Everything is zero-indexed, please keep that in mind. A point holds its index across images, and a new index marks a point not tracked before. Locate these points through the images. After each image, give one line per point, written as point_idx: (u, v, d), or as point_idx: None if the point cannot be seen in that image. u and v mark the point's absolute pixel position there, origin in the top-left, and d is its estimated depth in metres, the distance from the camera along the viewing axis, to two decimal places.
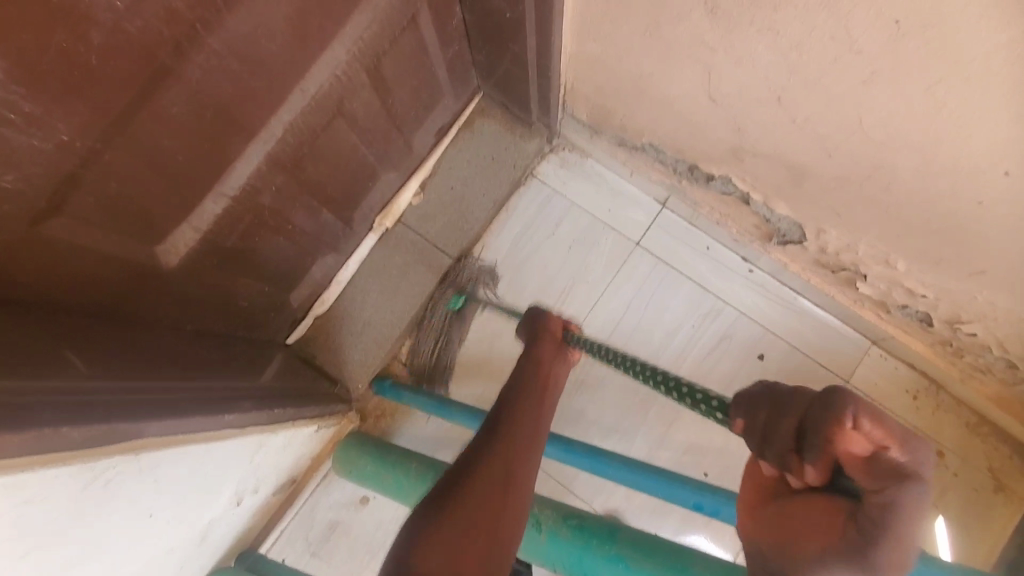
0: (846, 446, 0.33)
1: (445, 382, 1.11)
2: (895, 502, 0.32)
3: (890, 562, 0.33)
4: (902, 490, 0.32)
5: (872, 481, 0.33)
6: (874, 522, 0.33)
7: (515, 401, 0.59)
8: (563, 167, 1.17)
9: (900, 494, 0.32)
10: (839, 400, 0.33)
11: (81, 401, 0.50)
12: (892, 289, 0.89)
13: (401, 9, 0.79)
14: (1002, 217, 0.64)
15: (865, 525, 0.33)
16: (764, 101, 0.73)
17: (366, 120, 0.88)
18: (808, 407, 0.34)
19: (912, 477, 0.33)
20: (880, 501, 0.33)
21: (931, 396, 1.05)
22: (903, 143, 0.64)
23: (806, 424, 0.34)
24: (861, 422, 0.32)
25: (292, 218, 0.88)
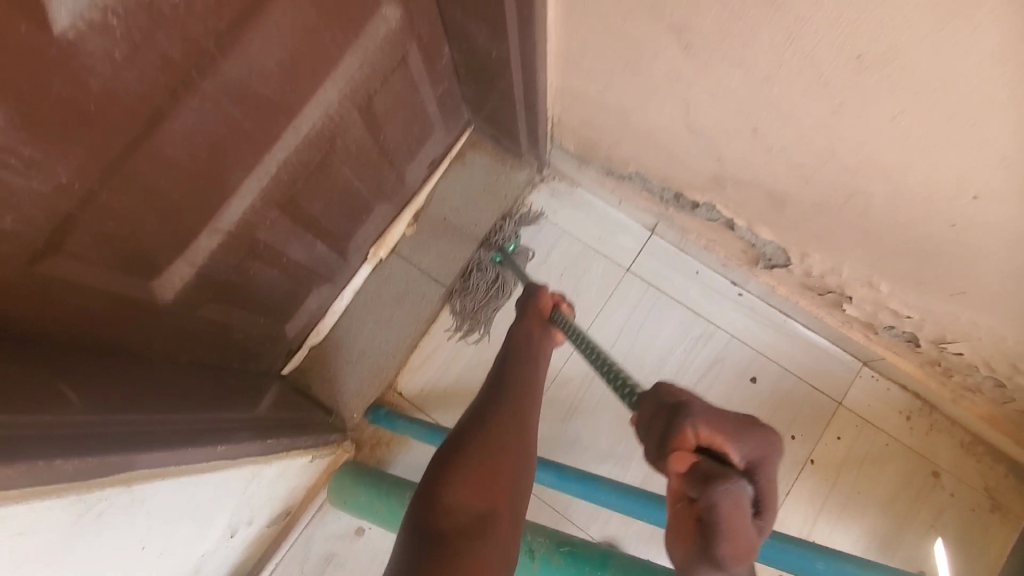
0: (679, 459, 0.49)
1: (478, 332, 1.13)
2: (714, 503, 0.46)
3: (726, 543, 0.46)
4: (718, 493, 0.45)
5: (706, 481, 0.47)
6: (708, 520, 0.46)
7: (508, 372, 0.68)
8: (552, 198, 1.19)
9: (718, 497, 0.45)
10: (684, 423, 0.50)
11: (73, 434, 0.51)
12: (878, 310, 0.91)
13: (392, 51, 0.83)
14: (973, 238, 0.66)
15: (710, 522, 0.46)
16: (740, 132, 0.75)
17: (359, 156, 0.91)
18: (668, 424, 0.52)
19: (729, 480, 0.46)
20: (707, 504, 0.46)
21: (924, 417, 1.05)
22: (874, 169, 0.66)
23: (664, 435, 0.51)
24: (696, 434, 0.50)
25: (287, 250, 0.90)
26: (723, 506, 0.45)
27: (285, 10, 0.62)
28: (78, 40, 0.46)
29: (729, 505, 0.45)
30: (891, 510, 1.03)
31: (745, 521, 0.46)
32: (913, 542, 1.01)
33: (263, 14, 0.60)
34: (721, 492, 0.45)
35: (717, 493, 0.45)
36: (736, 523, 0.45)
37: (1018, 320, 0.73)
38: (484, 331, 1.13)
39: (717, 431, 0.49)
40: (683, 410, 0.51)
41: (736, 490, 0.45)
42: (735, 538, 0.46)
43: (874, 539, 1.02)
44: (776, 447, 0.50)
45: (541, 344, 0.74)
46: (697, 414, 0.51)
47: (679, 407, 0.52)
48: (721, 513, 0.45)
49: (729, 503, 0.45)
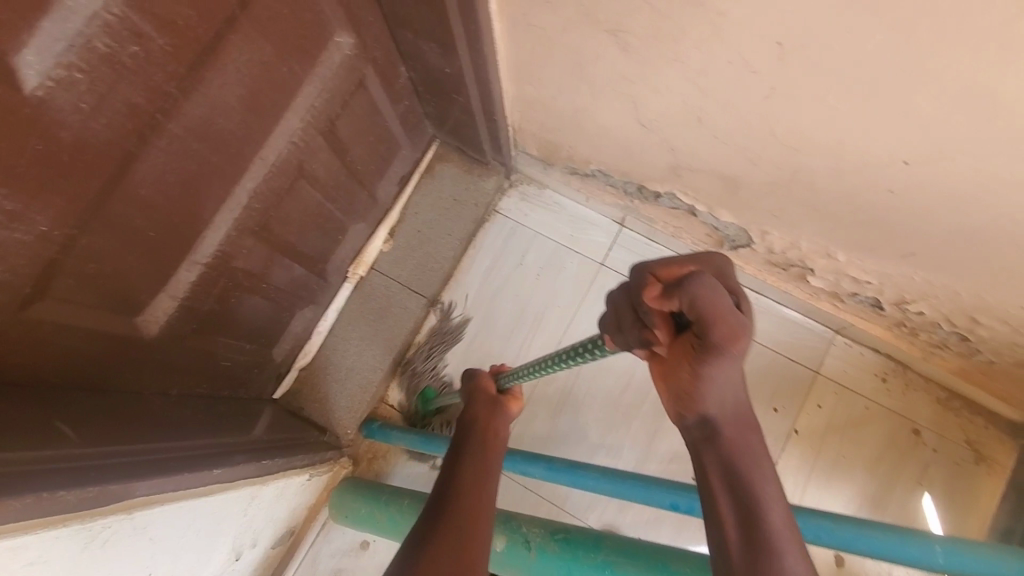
0: (650, 295, 0.47)
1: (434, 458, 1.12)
2: (697, 298, 0.44)
3: (726, 335, 0.45)
4: (694, 288, 0.43)
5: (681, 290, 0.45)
6: (702, 321, 0.44)
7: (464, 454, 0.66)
8: (520, 215, 1.22)
9: (697, 291, 0.43)
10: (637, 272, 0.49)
11: (73, 466, 0.53)
12: (840, 279, 0.94)
13: (348, 76, 0.86)
14: (910, 201, 0.70)
15: (702, 322, 0.44)
16: (686, 122, 0.79)
17: (327, 179, 0.94)
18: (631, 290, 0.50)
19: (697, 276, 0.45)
20: (691, 303, 0.44)
21: (899, 377, 1.09)
22: (812, 146, 0.70)
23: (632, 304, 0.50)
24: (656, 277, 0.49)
25: (266, 276, 0.93)
26: (704, 297, 0.43)
27: (240, 48, 0.65)
28: (47, 96, 0.49)
29: (707, 293, 0.43)
30: (878, 470, 1.06)
31: (728, 306, 0.44)
32: (902, 498, 1.05)
33: (219, 54, 0.63)
34: (695, 282, 0.44)
35: (694, 287, 0.43)
36: (724, 308, 0.44)
37: (967, 274, 0.77)
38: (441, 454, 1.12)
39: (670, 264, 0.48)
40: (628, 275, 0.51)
41: (706, 277, 0.44)
42: (728, 321, 0.44)
43: (864, 499, 1.05)
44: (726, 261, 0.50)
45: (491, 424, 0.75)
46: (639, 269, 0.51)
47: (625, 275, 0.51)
48: (706, 305, 0.44)
49: (706, 289, 0.43)
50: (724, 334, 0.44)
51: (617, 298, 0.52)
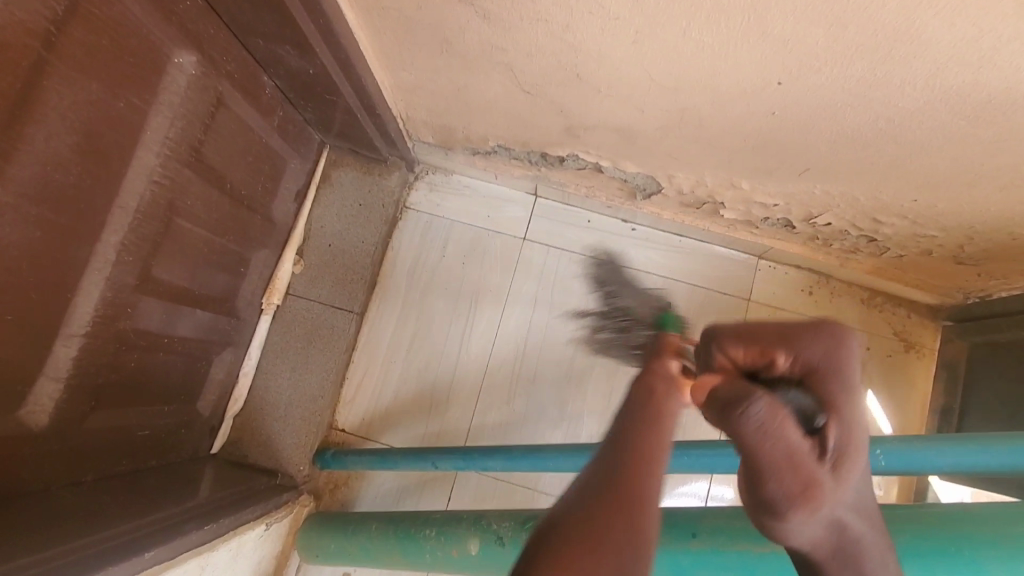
0: (702, 392, 0.40)
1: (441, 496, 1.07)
2: (740, 431, 0.36)
3: (782, 482, 0.36)
4: (737, 417, 0.36)
5: (724, 412, 0.37)
6: (749, 459, 0.36)
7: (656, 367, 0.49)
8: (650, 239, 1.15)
9: (741, 421, 0.35)
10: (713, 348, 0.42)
11: None
12: (750, 207, 0.96)
13: (202, 97, 0.78)
14: (792, 119, 0.70)
15: (749, 458, 0.36)
16: (567, 80, 0.76)
17: (209, 212, 0.87)
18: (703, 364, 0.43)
19: (750, 394, 0.36)
20: (731, 434, 0.36)
21: (823, 287, 1.13)
22: (692, 83, 0.69)
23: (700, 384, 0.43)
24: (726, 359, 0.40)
25: (166, 330, 0.85)
26: (751, 433, 0.35)
27: (60, 93, 0.58)
28: None
29: (760, 438, 0.35)
30: None
31: (790, 446, 0.35)
32: None
33: (35, 104, 0.56)
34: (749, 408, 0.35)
35: (736, 412, 0.36)
36: (779, 452, 0.35)
37: (861, 180, 0.79)
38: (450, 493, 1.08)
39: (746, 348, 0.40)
40: (711, 337, 0.43)
41: (767, 406, 0.35)
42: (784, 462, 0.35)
43: None
44: (833, 349, 0.40)
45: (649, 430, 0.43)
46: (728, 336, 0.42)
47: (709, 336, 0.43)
48: (751, 441, 0.35)
49: (757, 431, 0.35)
50: (783, 481, 0.36)
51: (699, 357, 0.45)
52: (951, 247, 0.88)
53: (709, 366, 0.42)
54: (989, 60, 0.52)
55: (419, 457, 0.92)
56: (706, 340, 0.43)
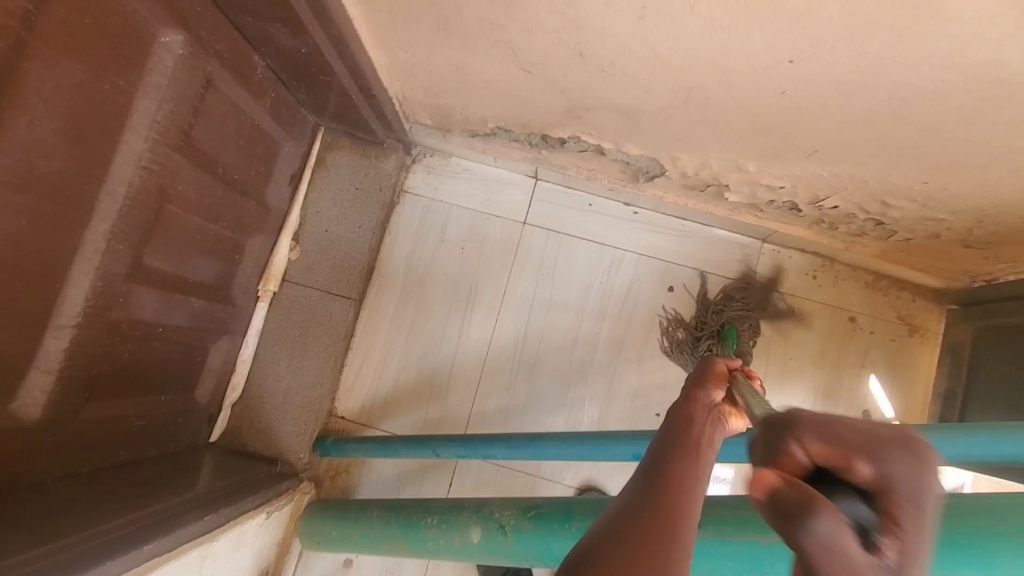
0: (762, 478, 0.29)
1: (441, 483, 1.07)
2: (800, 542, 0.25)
3: None
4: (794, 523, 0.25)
5: (781, 512, 0.26)
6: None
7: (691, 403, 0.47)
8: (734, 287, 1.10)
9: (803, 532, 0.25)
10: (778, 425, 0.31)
11: None
12: (755, 190, 0.93)
13: (191, 78, 0.76)
14: (802, 99, 0.68)
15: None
16: (569, 59, 0.74)
17: (201, 197, 0.84)
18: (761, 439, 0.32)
19: (817, 502, 0.25)
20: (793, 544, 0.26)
21: (828, 270, 1.11)
22: (699, 62, 0.66)
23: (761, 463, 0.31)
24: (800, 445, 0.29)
25: (160, 319, 0.83)
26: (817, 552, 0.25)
27: (42, 76, 0.55)
28: None
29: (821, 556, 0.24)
30: (823, 365, 1.10)
31: None
32: (851, 384, 1.09)
33: (15, 88, 0.53)
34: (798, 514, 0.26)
35: (790, 518, 0.26)
36: None
37: (871, 161, 0.77)
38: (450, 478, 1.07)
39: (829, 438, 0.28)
40: (782, 421, 0.30)
41: (832, 520, 0.25)
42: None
43: (817, 394, 1.09)
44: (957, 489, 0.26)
45: (694, 455, 0.41)
46: (806, 424, 0.30)
47: (780, 420, 0.31)
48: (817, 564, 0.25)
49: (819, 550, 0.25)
50: None
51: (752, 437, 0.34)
52: (960, 231, 0.87)
53: (773, 450, 0.30)
54: (1010, 38, 0.50)
55: (420, 444, 0.91)
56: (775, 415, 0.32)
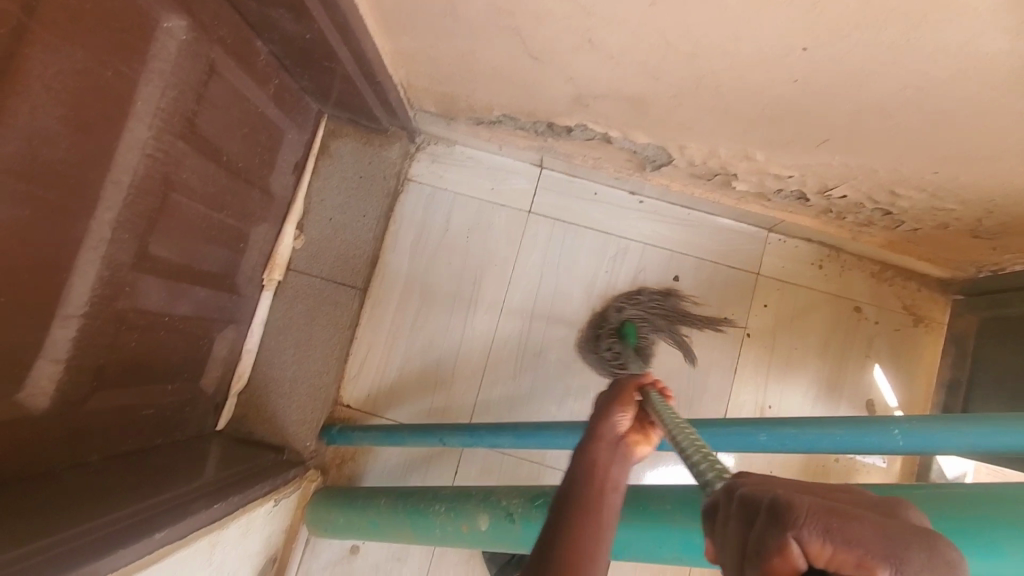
0: None
1: (448, 471, 1.08)
2: None
3: None
4: None
5: None
6: None
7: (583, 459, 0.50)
8: (648, 296, 1.10)
9: None
10: (773, 510, 0.25)
11: None
12: (763, 179, 0.93)
13: (194, 64, 0.74)
14: (816, 87, 0.67)
15: None
16: (578, 46, 0.73)
17: (205, 185, 0.83)
18: (743, 522, 0.27)
19: None
20: None
21: (834, 259, 1.11)
22: (712, 49, 0.65)
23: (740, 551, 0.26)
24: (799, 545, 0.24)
25: (165, 309, 0.83)
26: None
27: (43, 62, 0.55)
28: None
29: None
30: (828, 354, 1.09)
31: None
32: (856, 373, 1.09)
33: (17, 75, 0.53)
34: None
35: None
36: None
37: (883, 150, 0.76)
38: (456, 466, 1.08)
39: (837, 540, 0.24)
40: (780, 508, 0.25)
41: None
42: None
43: (822, 384, 1.09)
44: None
45: (597, 502, 0.46)
46: (809, 512, 0.25)
47: (773, 506, 0.25)
48: None
49: None
50: None
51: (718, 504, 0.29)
52: (969, 221, 0.86)
53: (768, 549, 0.25)
54: None
55: (426, 433, 0.91)
56: (765, 498, 0.26)
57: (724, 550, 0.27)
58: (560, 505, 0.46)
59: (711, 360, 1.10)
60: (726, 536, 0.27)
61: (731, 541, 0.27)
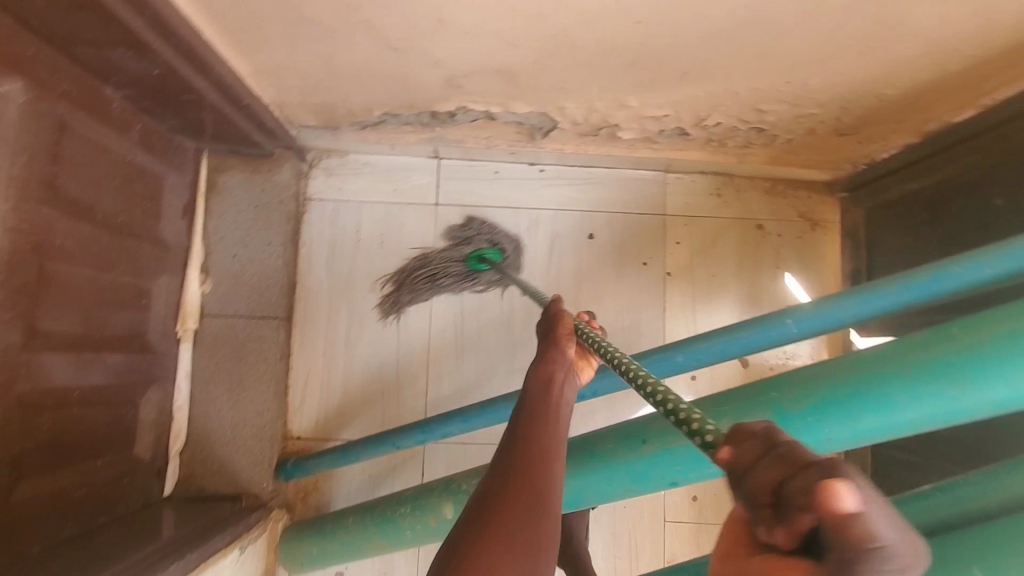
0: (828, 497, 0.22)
1: (414, 474, 1.07)
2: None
3: None
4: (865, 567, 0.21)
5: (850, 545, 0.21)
6: None
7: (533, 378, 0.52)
8: (448, 232, 1.12)
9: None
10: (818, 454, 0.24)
11: None
12: (643, 123, 0.97)
13: (39, 124, 0.70)
14: (658, 25, 0.70)
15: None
16: (431, 28, 0.73)
17: (84, 247, 0.79)
18: (780, 456, 0.25)
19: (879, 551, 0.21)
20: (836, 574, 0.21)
21: (729, 186, 1.16)
22: (555, 5, 0.67)
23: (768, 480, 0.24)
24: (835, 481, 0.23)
25: (74, 384, 0.79)
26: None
27: None
28: None
29: None
30: (744, 274, 1.15)
31: None
32: (771, 286, 1.15)
33: None
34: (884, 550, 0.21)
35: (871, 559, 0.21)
36: None
37: (737, 73, 0.80)
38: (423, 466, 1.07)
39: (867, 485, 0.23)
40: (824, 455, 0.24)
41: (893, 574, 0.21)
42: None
43: (744, 303, 1.15)
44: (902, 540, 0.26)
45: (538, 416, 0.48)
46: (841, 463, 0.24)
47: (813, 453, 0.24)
48: None
49: None
50: None
51: (758, 429, 0.26)
52: (831, 121, 0.92)
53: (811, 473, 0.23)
54: None
55: (380, 441, 0.91)
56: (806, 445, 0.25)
57: (753, 475, 0.25)
58: (509, 430, 0.47)
59: (639, 304, 1.14)
60: (758, 467, 0.25)
61: (767, 469, 0.25)
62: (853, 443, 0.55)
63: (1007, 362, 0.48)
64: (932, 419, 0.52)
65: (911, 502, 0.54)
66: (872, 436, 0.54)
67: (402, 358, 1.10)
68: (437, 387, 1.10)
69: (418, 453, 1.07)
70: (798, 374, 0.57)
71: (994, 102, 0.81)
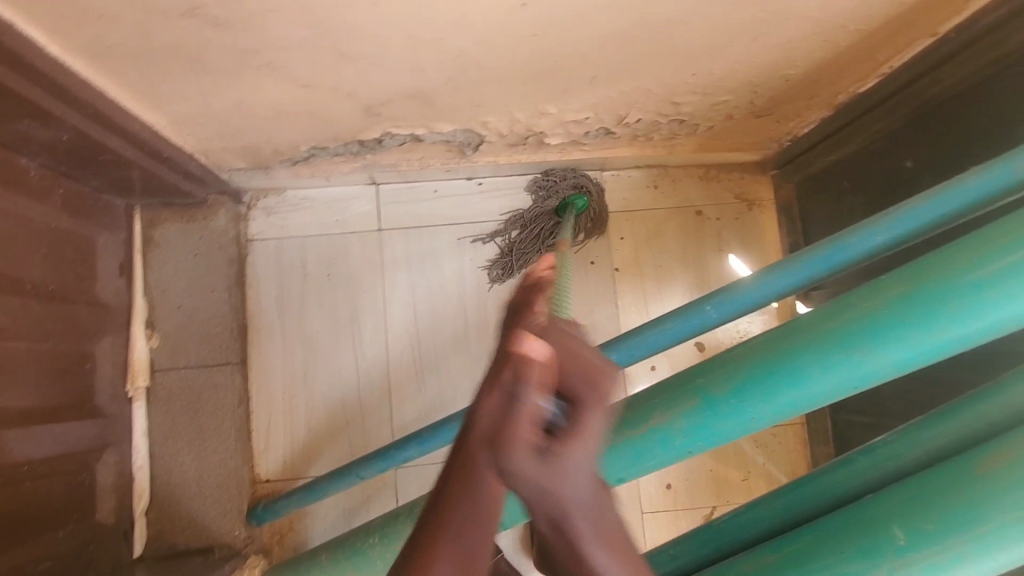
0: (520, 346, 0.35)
1: (387, 500, 1.07)
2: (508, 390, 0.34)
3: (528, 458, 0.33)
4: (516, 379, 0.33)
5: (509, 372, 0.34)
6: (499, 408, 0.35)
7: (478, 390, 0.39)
8: (533, 185, 1.14)
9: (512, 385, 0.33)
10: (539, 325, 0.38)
11: None
12: (567, 128, 0.99)
13: None
14: (554, 35, 0.72)
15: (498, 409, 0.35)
16: (335, 63, 0.74)
17: (14, 320, 0.78)
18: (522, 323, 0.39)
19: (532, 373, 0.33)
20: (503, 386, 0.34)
21: (665, 177, 1.19)
22: (450, 29, 0.69)
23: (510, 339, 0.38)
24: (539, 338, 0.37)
25: (21, 459, 0.78)
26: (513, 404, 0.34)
27: None
28: None
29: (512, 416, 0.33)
30: (690, 261, 1.18)
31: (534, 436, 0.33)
32: (716, 269, 1.17)
33: None
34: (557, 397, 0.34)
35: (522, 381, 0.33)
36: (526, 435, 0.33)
37: (644, 72, 0.82)
38: (396, 492, 1.07)
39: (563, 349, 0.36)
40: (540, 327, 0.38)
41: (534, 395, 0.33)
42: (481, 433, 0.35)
43: (693, 289, 1.17)
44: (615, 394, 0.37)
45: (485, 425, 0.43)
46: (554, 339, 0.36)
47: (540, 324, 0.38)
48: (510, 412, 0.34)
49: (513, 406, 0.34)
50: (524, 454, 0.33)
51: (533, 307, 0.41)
52: (745, 105, 0.95)
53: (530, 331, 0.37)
54: None
55: (342, 474, 0.90)
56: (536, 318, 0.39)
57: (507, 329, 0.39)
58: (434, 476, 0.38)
59: (592, 302, 1.16)
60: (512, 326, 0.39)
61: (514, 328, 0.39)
62: (776, 419, 0.56)
63: (901, 324, 0.49)
64: (844, 388, 0.53)
65: (837, 470, 0.56)
66: (792, 411, 0.55)
67: (362, 385, 1.10)
68: (401, 410, 1.10)
69: (389, 479, 1.07)
70: (722, 358, 0.58)
71: (892, 70, 0.84)
